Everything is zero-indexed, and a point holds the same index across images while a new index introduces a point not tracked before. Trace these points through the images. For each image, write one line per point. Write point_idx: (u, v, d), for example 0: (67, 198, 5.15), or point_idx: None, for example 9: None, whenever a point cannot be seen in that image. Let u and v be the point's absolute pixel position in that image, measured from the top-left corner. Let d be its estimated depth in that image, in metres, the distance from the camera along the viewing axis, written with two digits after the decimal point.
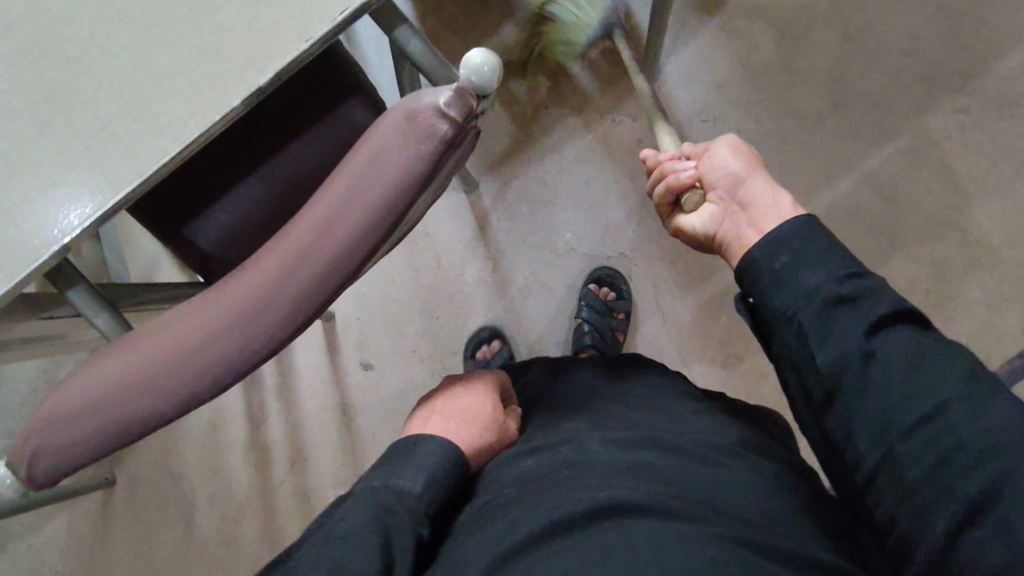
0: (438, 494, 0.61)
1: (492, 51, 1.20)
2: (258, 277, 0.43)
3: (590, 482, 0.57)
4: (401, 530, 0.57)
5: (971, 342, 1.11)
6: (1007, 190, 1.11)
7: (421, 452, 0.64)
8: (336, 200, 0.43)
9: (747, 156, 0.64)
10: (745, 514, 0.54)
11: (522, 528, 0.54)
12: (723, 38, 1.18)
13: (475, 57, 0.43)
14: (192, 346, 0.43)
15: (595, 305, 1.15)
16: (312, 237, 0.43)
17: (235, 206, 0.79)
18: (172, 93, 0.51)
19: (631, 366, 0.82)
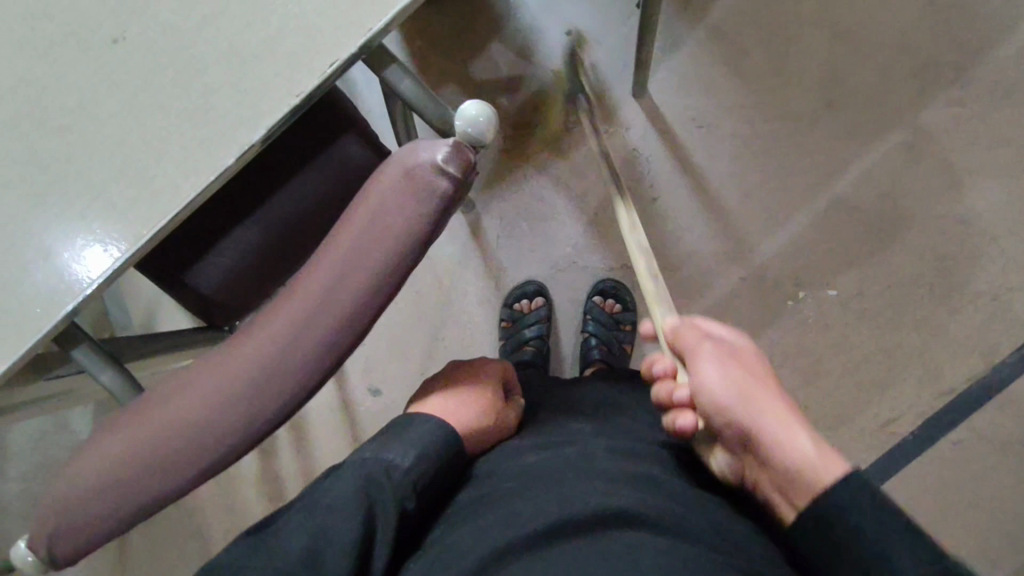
0: (427, 471, 0.58)
1: (482, 71, 1.19)
2: (262, 343, 0.43)
3: (590, 486, 0.56)
4: (384, 502, 0.55)
5: (980, 332, 1.10)
6: (1006, 180, 1.11)
7: (413, 429, 0.60)
8: (339, 260, 0.43)
9: (740, 383, 0.51)
10: (742, 535, 0.55)
11: (522, 528, 0.53)
12: (711, 44, 1.18)
13: (471, 109, 0.43)
14: (199, 420, 0.42)
15: (601, 318, 1.15)
16: (316, 300, 0.43)
17: (234, 250, 0.78)
18: (166, 156, 0.50)
19: (640, 395, 0.82)
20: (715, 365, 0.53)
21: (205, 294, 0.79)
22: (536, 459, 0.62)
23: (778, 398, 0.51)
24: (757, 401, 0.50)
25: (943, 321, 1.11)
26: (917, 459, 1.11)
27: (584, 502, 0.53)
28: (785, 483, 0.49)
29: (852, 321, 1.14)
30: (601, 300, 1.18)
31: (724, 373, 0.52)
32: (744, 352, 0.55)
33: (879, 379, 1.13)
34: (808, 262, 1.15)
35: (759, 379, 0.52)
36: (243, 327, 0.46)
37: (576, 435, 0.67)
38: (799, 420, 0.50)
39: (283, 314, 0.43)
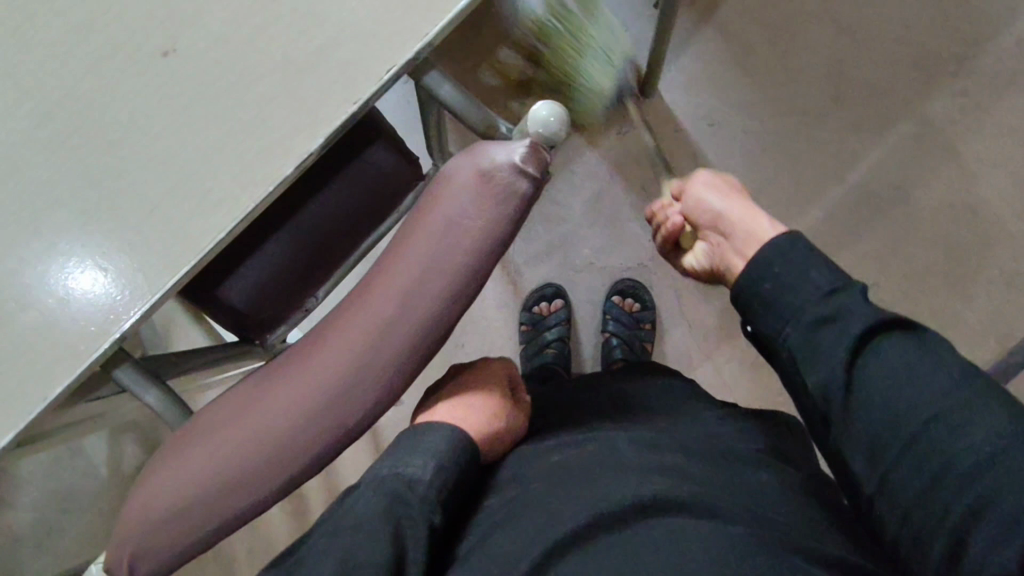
0: (449, 480, 0.56)
1: (493, 75, 1.20)
2: (341, 356, 0.46)
3: (626, 480, 0.56)
4: (412, 518, 0.53)
5: (993, 318, 1.13)
6: (1013, 167, 1.13)
7: (421, 442, 0.58)
8: (415, 269, 0.45)
9: (723, 190, 0.69)
10: (782, 521, 0.55)
11: (561, 522, 0.53)
12: (719, 41, 1.19)
13: (544, 111, 0.45)
14: (285, 431, 0.46)
15: (621, 317, 1.16)
16: (394, 310, 0.45)
17: (265, 264, 0.77)
18: (221, 168, 0.50)
19: (666, 380, 0.83)
20: (699, 181, 0.72)
21: (237, 309, 0.77)
22: (561, 459, 0.62)
23: (740, 196, 0.68)
24: (723, 196, 0.68)
25: (958, 307, 1.14)
26: None
27: (626, 495, 0.54)
28: (735, 247, 0.64)
29: None
30: (620, 299, 1.18)
31: (707, 185, 0.70)
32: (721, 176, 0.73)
33: None
34: (823, 255, 1.16)
35: (730, 187, 0.70)
36: (316, 336, 0.48)
37: (604, 428, 0.67)
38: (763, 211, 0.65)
39: (362, 321, 0.46)
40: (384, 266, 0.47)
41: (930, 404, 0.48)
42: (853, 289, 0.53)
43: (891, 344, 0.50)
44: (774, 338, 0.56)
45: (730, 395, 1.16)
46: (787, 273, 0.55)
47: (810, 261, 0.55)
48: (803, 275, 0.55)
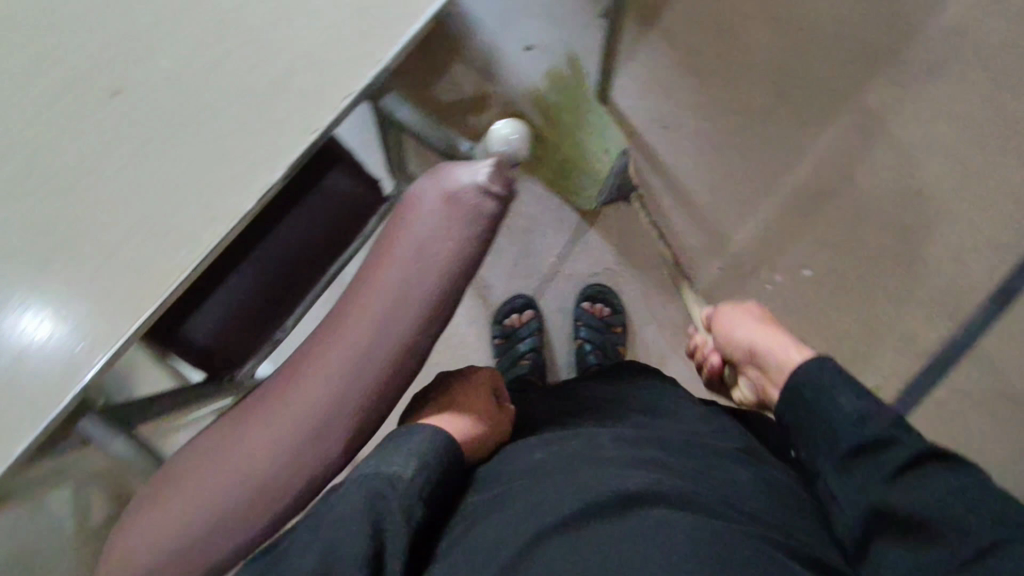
0: (431, 478, 0.55)
1: (446, 92, 1.20)
2: (326, 379, 0.47)
3: (603, 474, 0.57)
4: (393, 515, 0.51)
5: (944, 295, 1.18)
6: (950, 152, 1.19)
7: (403, 442, 0.56)
8: (395, 288, 0.47)
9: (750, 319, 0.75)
10: (763, 512, 0.57)
11: (547, 514, 0.53)
12: (665, 46, 1.21)
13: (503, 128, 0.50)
14: (276, 460, 0.46)
15: (592, 322, 1.17)
16: (377, 329, 0.47)
17: (229, 298, 0.75)
18: (179, 206, 0.49)
19: (633, 380, 0.84)
20: (725, 316, 0.79)
21: (204, 346, 0.74)
22: (544, 457, 0.62)
23: (764, 321, 0.74)
24: (744, 324, 0.74)
25: (911, 288, 1.19)
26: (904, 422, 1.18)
27: (605, 488, 0.54)
28: (767, 373, 0.69)
29: (829, 299, 1.20)
30: (590, 305, 1.19)
31: (734, 317, 0.77)
32: (748, 305, 0.79)
33: (859, 349, 1.20)
34: (781, 247, 1.20)
35: (757, 313, 0.76)
36: (296, 365, 0.49)
37: (584, 428, 0.67)
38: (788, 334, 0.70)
39: (340, 348, 0.47)
40: (362, 287, 0.49)
41: (979, 532, 0.48)
42: (885, 413, 0.55)
43: (932, 472, 0.52)
44: (809, 454, 0.59)
45: (704, 390, 1.19)
46: (820, 394, 0.59)
47: (839, 383, 0.58)
48: (832, 398, 0.58)
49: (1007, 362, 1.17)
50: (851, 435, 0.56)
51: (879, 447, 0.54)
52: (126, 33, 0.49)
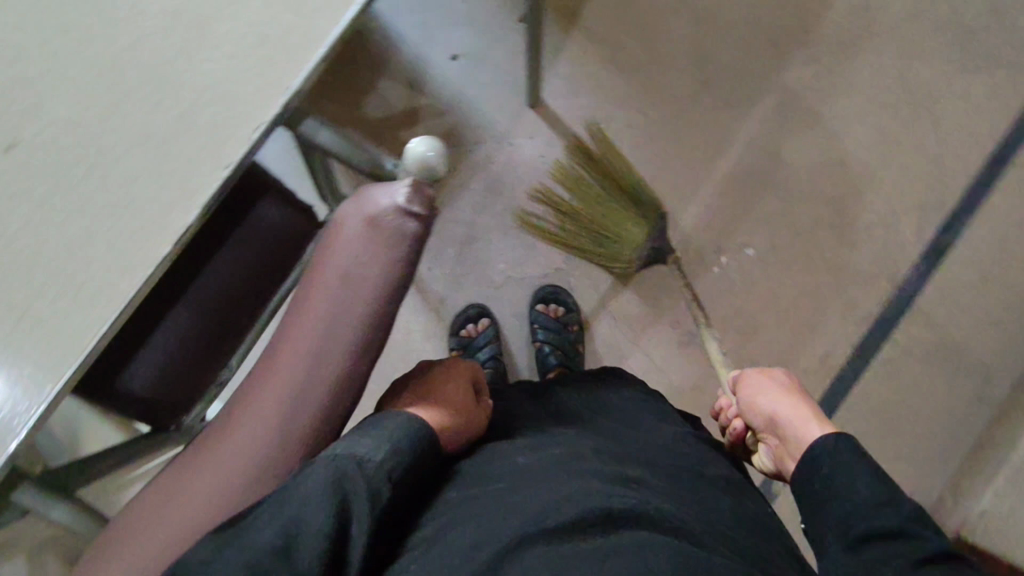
0: (402, 464, 0.52)
1: (375, 109, 1.18)
2: (283, 388, 0.51)
3: (582, 488, 0.57)
4: (357, 497, 0.48)
5: (877, 260, 1.24)
6: (868, 121, 1.25)
7: (383, 425, 0.54)
8: (336, 299, 0.52)
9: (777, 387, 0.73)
10: (736, 538, 0.60)
11: (528, 522, 0.53)
12: (589, 45, 1.23)
13: (419, 149, 0.53)
14: (247, 465, 0.50)
15: (548, 325, 1.16)
16: (324, 338, 0.52)
17: (164, 342, 0.72)
18: (92, 257, 0.46)
19: (602, 394, 0.85)
20: (754, 380, 0.76)
21: (145, 396, 0.71)
22: (528, 461, 0.63)
23: (797, 393, 0.71)
24: (774, 393, 0.71)
25: (847, 255, 1.24)
26: (855, 385, 1.24)
27: (586, 504, 0.55)
28: (790, 448, 0.66)
29: (773, 275, 1.24)
30: (544, 307, 1.19)
31: (765, 383, 0.74)
32: (780, 372, 0.76)
33: (807, 320, 1.24)
34: (721, 230, 1.23)
35: (789, 383, 0.73)
36: (255, 379, 0.53)
37: (566, 436, 0.69)
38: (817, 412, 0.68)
39: (290, 365, 0.52)
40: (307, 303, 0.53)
41: None
42: (901, 504, 0.56)
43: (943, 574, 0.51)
44: (823, 536, 0.60)
45: (665, 377, 1.22)
46: (836, 471, 0.60)
47: (857, 465, 0.59)
48: (850, 483, 0.59)
49: (942, 316, 1.24)
50: (863, 522, 0.56)
51: (890, 535, 0.54)
52: (18, 83, 0.47)
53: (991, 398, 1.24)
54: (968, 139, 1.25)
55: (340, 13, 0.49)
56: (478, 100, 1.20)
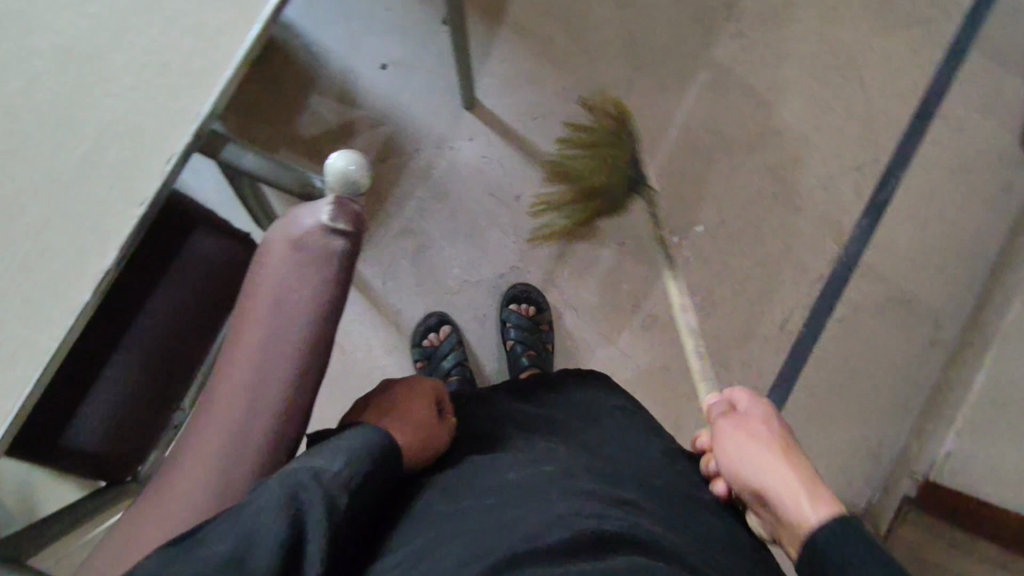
0: (360, 475, 0.52)
1: (309, 126, 1.15)
2: (232, 406, 0.52)
3: (574, 506, 0.60)
4: (312, 504, 0.48)
5: (822, 223, 1.27)
6: (798, 88, 1.28)
7: (338, 441, 0.55)
8: (276, 315, 0.54)
9: (756, 446, 0.66)
10: (711, 552, 0.63)
11: (517, 540, 0.56)
12: (517, 40, 1.22)
13: (338, 161, 0.53)
14: (197, 486, 0.50)
15: (522, 322, 1.16)
16: (267, 353, 0.53)
17: (107, 393, 0.69)
18: (7, 314, 0.44)
19: (585, 402, 0.87)
20: (734, 440, 0.68)
21: (92, 451, 0.67)
22: (518, 477, 0.66)
23: (786, 454, 0.64)
24: (763, 460, 0.64)
25: (793, 221, 1.27)
26: (814, 347, 1.27)
27: (579, 523, 0.57)
28: (785, 527, 0.61)
29: (725, 248, 1.25)
30: (517, 306, 1.18)
31: (749, 443, 0.67)
32: (762, 421, 0.69)
33: (763, 288, 1.26)
34: (669, 210, 1.24)
35: (775, 440, 0.66)
36: (204, 405, 0.54)
37: (553, 452, 0.72)
38: (807, 479, 0.62)
39: (235, 388, 0.52)
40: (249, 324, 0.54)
41: None
42: None
43: None
44: None
45: (633, 361, 1.22)
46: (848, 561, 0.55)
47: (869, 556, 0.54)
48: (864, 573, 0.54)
49: (887, 270, 1.29)
50: None
51: None
52: None
53: (940, 343, 1.30)
54: (893, 96, 1.29)
55: (245, 31, 0.47)
56: (412, 106, 1.18)
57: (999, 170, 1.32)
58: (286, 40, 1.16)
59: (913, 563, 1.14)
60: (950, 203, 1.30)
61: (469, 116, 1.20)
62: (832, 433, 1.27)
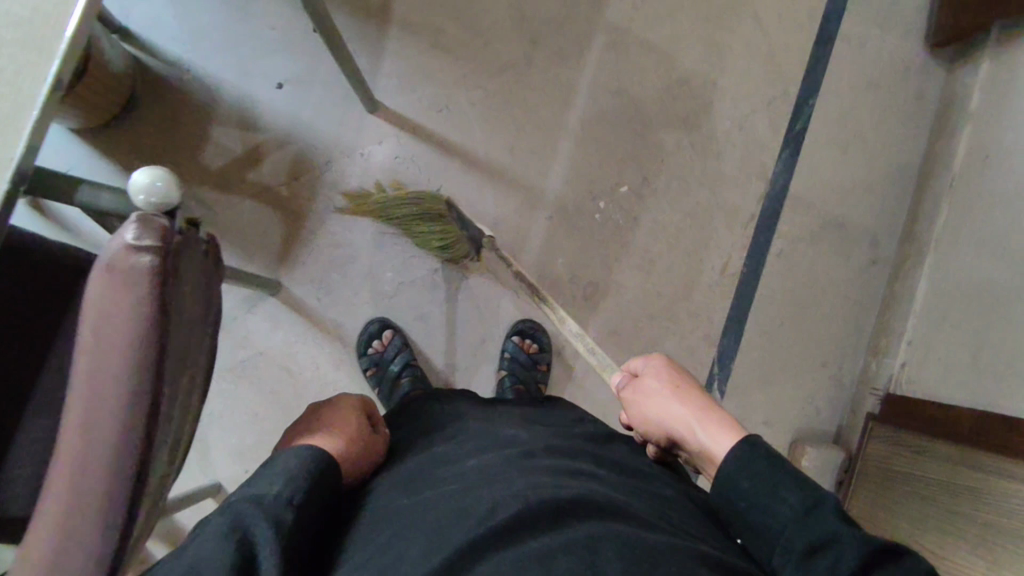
0: (298, 490, 0.59)
1: (214, 158, 1.15)
2: (75, 447, 0.48)
3: (532, 483, 0.64)
4: (256, 523, 0.55)
5: (744, 163, 1.28)
6: (697, 36, 1.27)
7: (275, 464, 0.62)
8: (102, 342, 0.48)
9: (659, 393, 0.74)
10: (669, 512, 0.66)
11: (477, 514, 0.59)
12: (408, 36, 1.20)
13: (142, 179, 0.49)
14: (61, 535, 0.47)
15: (519, 358, 1.19)
16: (98, 385, 0.48)
17: (27, 455, 0.68)
18: None
19: (531, 409, 0.95)
20: (637, 402, 0.76)
21: (23, 515, 0.67)
22: (479, 464, 0.69)
23: (677, 397, 0.72)
24: (667, 409, 0.72)
25: (715, 166, 1.27)
26: (758, 286, 1.28)
27: (537, 498, 0.60)
28: (697, 456, 0.70)
29: (653, 204, 1.26)
30: (520, 340, 1.21)
31: (648, 401, 0.74)
32: (652, 375, 0.76)
33: (697, 238, 1.27)
34: (591, 177, 1.25)
35: (666, 389, 0.74)
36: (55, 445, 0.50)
37: (520, 440, 0.76)
38: (706, 409, 0.70)
39: (75, 428, 0.48)
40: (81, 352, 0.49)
41: None
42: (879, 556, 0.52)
43: None
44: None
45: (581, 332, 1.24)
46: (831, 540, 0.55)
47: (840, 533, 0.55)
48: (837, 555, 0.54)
49: (816, 197, 1.30)
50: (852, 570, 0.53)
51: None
52: None
53: (879, 260, 1.32)
54: (792, 26, 1.29)
55: (42, 69, 0.50)
56: (315, 120, 1.18)
57: (908, 82, 1.32)
58: (176, 77, 1.14)
59: (880, 477, 1.17)
60: (866, 122, 1.31)
61: (374, 118, 1.19)
62: (791, 365, 1.29)
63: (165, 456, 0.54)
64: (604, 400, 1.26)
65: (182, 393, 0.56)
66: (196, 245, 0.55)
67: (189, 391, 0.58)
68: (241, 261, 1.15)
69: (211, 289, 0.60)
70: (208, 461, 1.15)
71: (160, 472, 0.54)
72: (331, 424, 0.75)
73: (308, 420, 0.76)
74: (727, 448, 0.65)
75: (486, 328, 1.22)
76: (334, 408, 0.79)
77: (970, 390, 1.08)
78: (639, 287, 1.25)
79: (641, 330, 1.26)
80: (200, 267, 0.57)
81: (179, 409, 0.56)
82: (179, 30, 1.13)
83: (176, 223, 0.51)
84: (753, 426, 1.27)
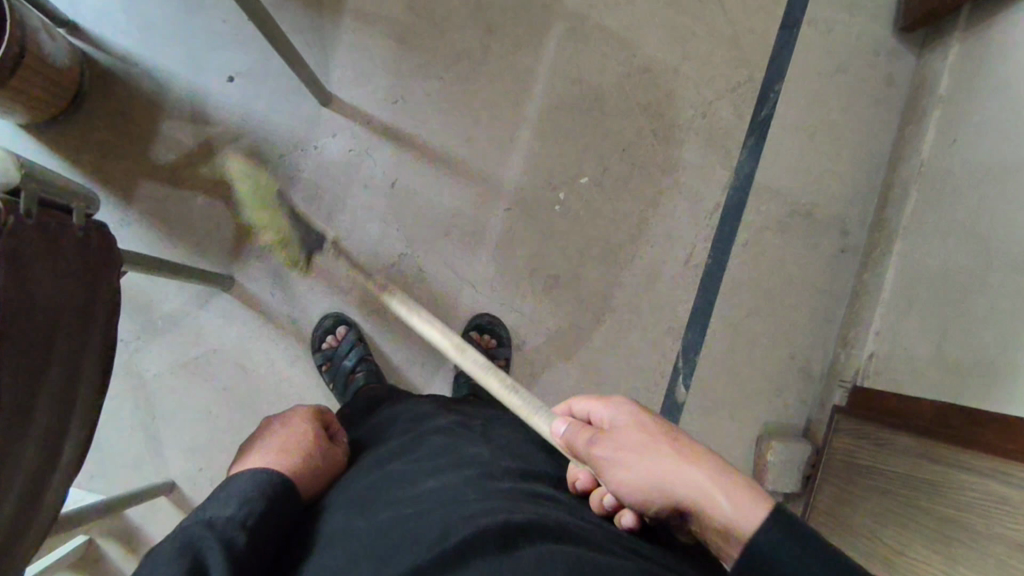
0: (254, 510, 0.59)
1: (164, 153, 1.14)
2: None
3: (485, 506, 0.61)
4: (209, 546, 0.54)
5: (709, 151, 1.25)
6: (657, 22, 1.24)
7: (232, 487, 0.61)
8: None
9: (647, 450, 0.58)
10: (631, 535, 0.63)
11: (428, 538, 0.57)
12: (363, 27, 1.18)
13: None
14: None
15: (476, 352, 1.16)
16: None
17: None
18: None
19: (478, 407, 0.94)
20: (620, 463, 0.59)
21: None
22: (435, 483, 0.67)
23: (674, 452, 0.57)
24: (663, 470, 0.56)
25: (677, 155, 1.25)
26: (724, 276, 1.26)
27: (488, 520, 0.57)
28: (711, 528, 0.53)
29: (614, 194, 1.23)
30: (478, 335, 1.19)
31: (636, 461, 0.58)
32: (634, 428, 0.61)
33: (661, 227, 1.24)
34: (551, 166, 1.22)
35: (659, 445, 0.58)
36: None
37: (473, 449, 0.74)
38: (710, 465, 0.56)
39: None
40: None
41: None
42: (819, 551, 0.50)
43: None
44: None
45: (542, 325, 1.22)
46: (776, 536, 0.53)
47: None
48: None
49: (783, 186, 1.27)
50: None
51: None
52: None
53: (848, 250, 1.29)
54: (756, 10, 1.26)
55: None
56: (267, 115, 1.16)
57: (878, 66, 1.29)
58: (125, 71, 1.13)
59: (845, 473, 1.15)
60: (835, 109, 1.28)
61: (327, 109, 1.17)
62: (757, 358, 1.26)
63: (26, 447, 0.54)
64: (567, 396, 1.24)
65: (48, 384, 0.56)
66: (54, 229, 0.56)
67: (62, 382, 0.58)
68: (193, 258, 1.14)
69: (89, 279, 0.61)
70: (163, 460, 1.14)
71: (22, 462, 0.54)
72: (278, 442, 0.73)
73: (255, 442, 0.75)
74: (751, 514, 0.50)
75: (443, 323, 1.20)
76: (284, 426, 0.77)
77: (938, 380, 1.05)
78: (601, 279, 1.23)
79: (602, 322, 1.23)
80: (69, 257, 0.58)
81: (47, 399, 0.56)
82: (127, 24, 1.13)
83: (18, 207, 0.52)
84: (719, 419, 1.25)
